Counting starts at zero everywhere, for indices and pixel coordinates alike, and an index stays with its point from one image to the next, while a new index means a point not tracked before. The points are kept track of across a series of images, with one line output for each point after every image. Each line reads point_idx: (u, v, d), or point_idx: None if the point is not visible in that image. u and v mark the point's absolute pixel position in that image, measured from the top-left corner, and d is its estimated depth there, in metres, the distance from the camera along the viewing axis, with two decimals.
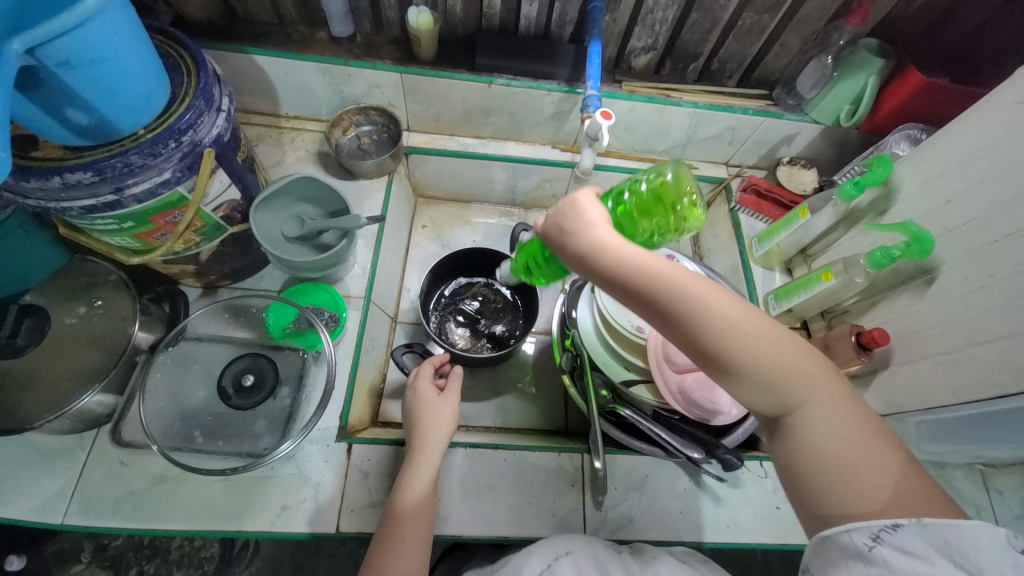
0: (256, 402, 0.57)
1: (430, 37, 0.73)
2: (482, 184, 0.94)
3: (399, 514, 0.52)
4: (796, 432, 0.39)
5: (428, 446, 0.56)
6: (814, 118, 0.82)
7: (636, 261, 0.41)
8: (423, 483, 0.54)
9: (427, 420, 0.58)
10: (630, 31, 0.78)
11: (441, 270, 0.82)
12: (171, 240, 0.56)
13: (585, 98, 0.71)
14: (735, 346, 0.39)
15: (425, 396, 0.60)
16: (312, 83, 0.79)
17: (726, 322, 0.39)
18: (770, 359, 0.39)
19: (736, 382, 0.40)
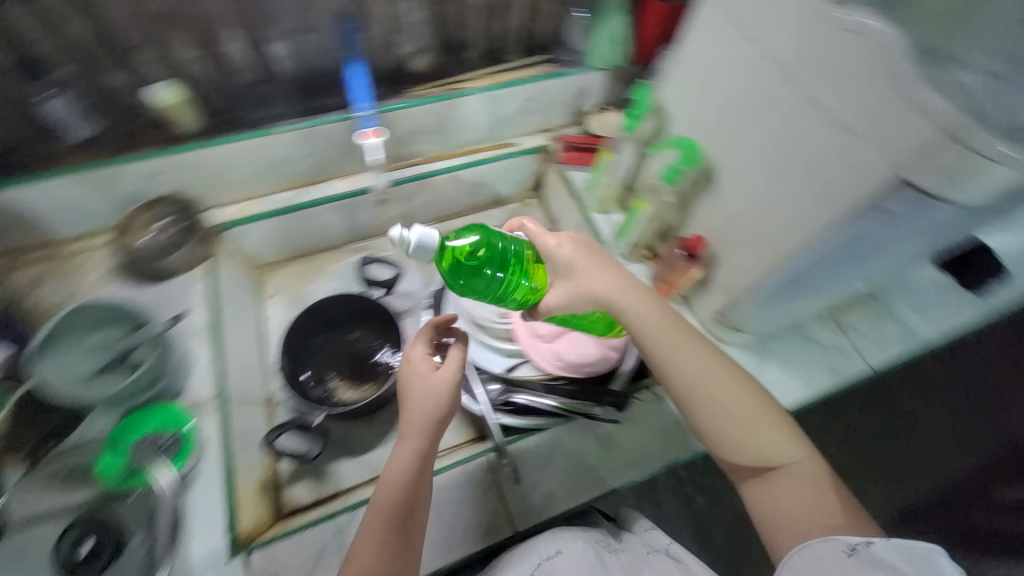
0: (105, 561, 0.56)
1: (185, 111, 0.71)
2: (320, 233, 0.90)
3: (384, 506, 0.52)
4: (774, 479, 0.52)
5: (415, 428, 0.55)
6: (597, 67, 0.86)
7: (648, 317, 0.55)
8: (408, 470, 0.54)
9: (419, 399, 0.56)
10: (393, 40, 0.78)
11: (302, 332, 0.79)
12: None
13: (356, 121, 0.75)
14: (726, 403, 0.53)
15: (417, 371, 0.57)
16: (79, 197, 0.70)
17: (715, 379, 0.54)
18: (751, 413, 0.53)
19: (725, 435, 0.54)
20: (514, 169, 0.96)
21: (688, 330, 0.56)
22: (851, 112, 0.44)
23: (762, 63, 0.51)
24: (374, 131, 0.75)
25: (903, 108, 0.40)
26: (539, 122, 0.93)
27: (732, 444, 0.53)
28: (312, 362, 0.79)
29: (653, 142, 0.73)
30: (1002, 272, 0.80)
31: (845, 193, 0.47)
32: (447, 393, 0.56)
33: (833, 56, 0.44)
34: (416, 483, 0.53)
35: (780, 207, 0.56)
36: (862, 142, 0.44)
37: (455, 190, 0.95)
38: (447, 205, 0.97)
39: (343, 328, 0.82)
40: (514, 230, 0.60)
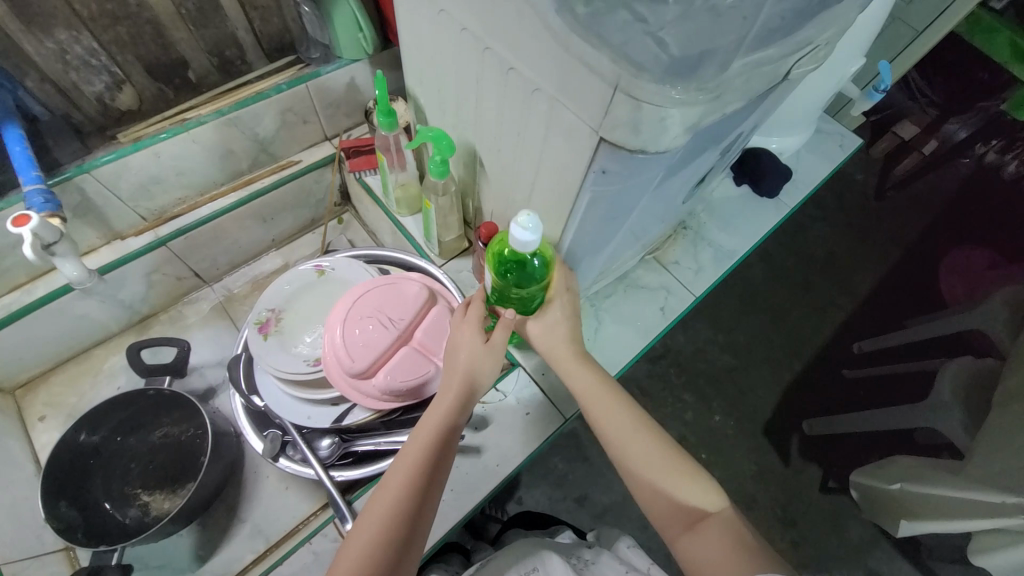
0: None
1: None
2: (81, 327, 0.75)
3: (408, 474, 0.48)
4: (701, 529, 0.46)
5: (450, 397, 0.52)
6: (352, 58, 0.76)
7: (573, 359, 0.56)
8: (439, 441, 0.50)
9: (465, 367, 0.53)
10: (73, 82, 0.63)
11: (61, 467, 0.63)
12: None
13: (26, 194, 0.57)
14: (645, 448, 0.51)
15: (464, 333, 0.55)
16: None
17: (636, 424, 0.53)
18: (670, 461, 0.50)
19: (649, 488, 0.50)
20: (306, 189, 0.85)
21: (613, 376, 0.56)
22: (544, 80, 0.41)
23: (461, 36, 0.47)
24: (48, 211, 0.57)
25: (578, 65, 0.37)
26: (310, 135, 0.83)
27: (655, 497, 0.49)
28: (108, 488, 0.67)
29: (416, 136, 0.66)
30: (788, 173, 0.83)
31: (571, 161, 0.45)
32: (487, 364, 0.53)
33: (503, 18, 0.40)
34: (441, 459, 0.49)
35: (535, 185, 0.53)
36: (563, 104, 0.41)
37: (239, 233, 0.83)
38: (242, 249, 0.86)
39: (121, 434, 0.69)
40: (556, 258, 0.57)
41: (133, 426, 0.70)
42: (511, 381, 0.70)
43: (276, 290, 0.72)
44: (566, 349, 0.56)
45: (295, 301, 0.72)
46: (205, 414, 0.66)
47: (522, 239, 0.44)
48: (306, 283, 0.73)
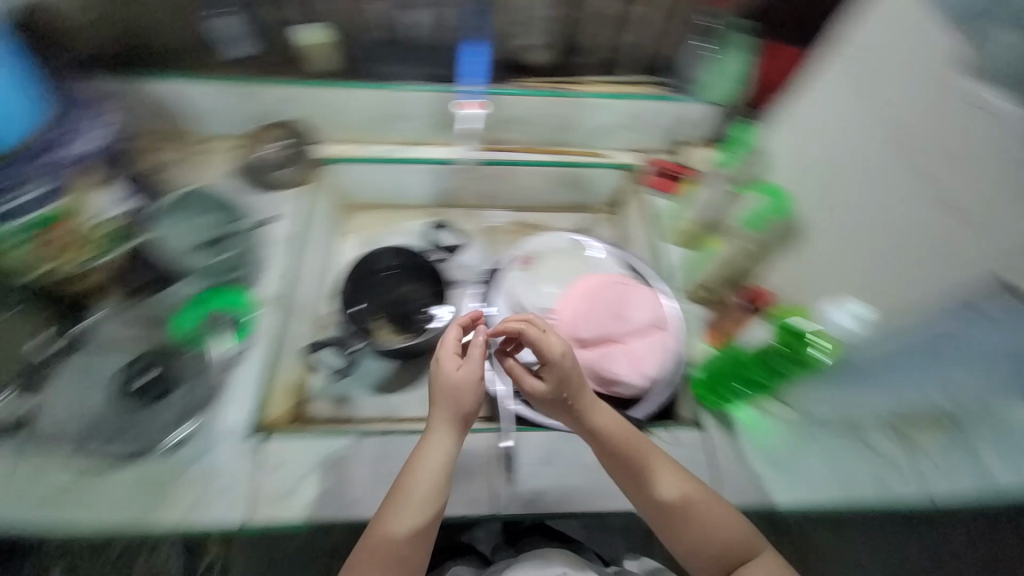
0: (155, 397, 0.62)
1: (324, 53, 0.79)
2: (403, 190, 0.94)
3: (403, 517, 0.54)
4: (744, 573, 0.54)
5: (439, 440, 0.58)
6: (713, 101, 0.85)
7: (574, 410, 0.60)
8: (435, 483, 0.56)
9: (447, 414, 0.58)
10: (518, 32, 0.81)
11: (364, 270, 0.84)
12: (73, 248, 0.62)
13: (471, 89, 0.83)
14: (678, 520, 0.57)
15: (446, 375, 0.58)
16: (221, 106, 0.79)
17: (668, 497, 0.57)
18: (704, 512, 0.56)
19: (684, 551, 0.58)
20: (596, 180, 0.94)
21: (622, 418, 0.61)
22: (965, 186, 0.46)
23: (885, 127, 0.56)
24: (479, 103, 0.84)
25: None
26: (639, 141, 0.90)
27: (699, 561, 0.57)
28: (371, 305, 0.81)
29: (741, 185, 0.77)
30: None
31: (940, 266, 0.48)
32: (463, 413, 0.59)
33: (949, 124, 0.48)
34: (438, 499, 0.56)
35: (867, 275, 0.56)
36: (976, 211, 0.45)
37: (539, 185, 0.94)
38: (525, 198, 0.96)
39: (402, 278, 0.84)
40: (525, 321, 0.59)
41: (412, 276, 0.85)
42: (691, 436, 0.67)
43: (545, 241, 0.84)
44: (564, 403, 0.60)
45: (556, 256, 0.82)
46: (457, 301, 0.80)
47: (844, 317, 0.53)
48: (566, 249, 0.83)
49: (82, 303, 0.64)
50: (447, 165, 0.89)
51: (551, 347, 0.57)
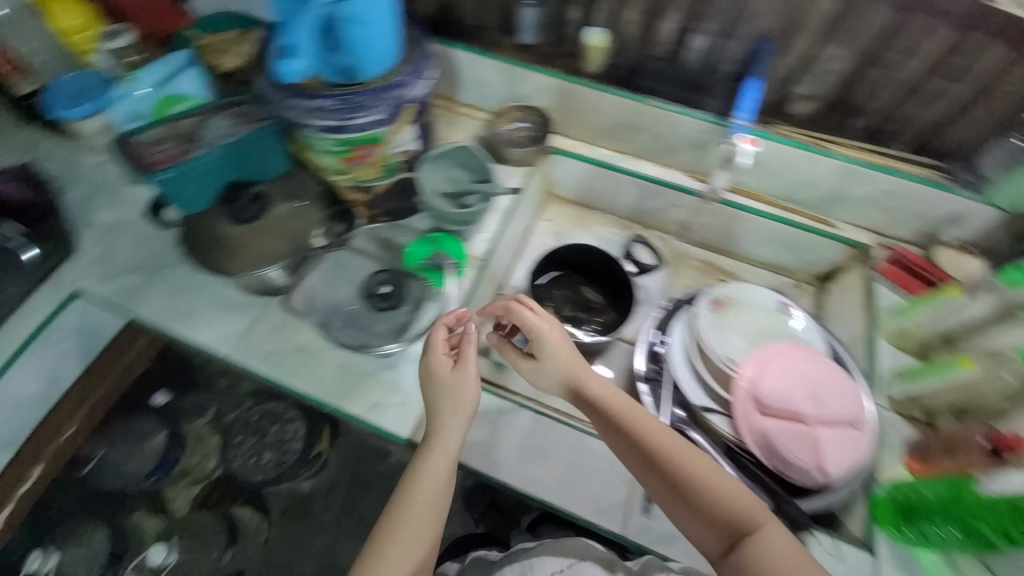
0: (381, 308, 0.72)
1: (599, 55, 0.81)
2: (607, 195, 0.96)
3: (407, 523, 0.59)
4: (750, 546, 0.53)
5: (440, 455, 0.61)
6: (995, 203, 0.74)
7: (571, 380, 0.64)
8: (437, 493, 0.61)
9: (448, 424, 0.62)
10: (794, 77, 0.77)
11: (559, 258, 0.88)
12: (365, 168, 0.70)
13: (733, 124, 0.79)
14: (663, 475, 0.57)
15: (438, 373, 0.64)
16: (490, 79, 0.88)
17: (648, 456, 0.58)
18: (709, 485, 0.56)
19: (676, 512, 0.57)
20: (813, 248, 0.87)
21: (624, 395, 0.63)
22: None
23: None
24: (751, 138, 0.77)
25: None
26: (881, 222, 0.83)
27: (693, 519, 0.56)
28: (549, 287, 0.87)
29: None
30: None
31: None
32: (459, 418, 0.62)
33: None
34: (438, 508, 0.61)
35: None
36: None
37: (751, 234, 0.90)
38: (727, 239, 0.93)
39: (588, 279, 0.89)
40: (513, 299, 0.68)
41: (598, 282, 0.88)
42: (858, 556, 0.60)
43: (743, 290, 0.79)
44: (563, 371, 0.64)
45: (749, 309, 0.77)
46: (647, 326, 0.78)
47: None
48: (766, 308, 0.78)
49: (348, 211, 0.78)
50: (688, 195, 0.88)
51: (530, 320, 0.66)
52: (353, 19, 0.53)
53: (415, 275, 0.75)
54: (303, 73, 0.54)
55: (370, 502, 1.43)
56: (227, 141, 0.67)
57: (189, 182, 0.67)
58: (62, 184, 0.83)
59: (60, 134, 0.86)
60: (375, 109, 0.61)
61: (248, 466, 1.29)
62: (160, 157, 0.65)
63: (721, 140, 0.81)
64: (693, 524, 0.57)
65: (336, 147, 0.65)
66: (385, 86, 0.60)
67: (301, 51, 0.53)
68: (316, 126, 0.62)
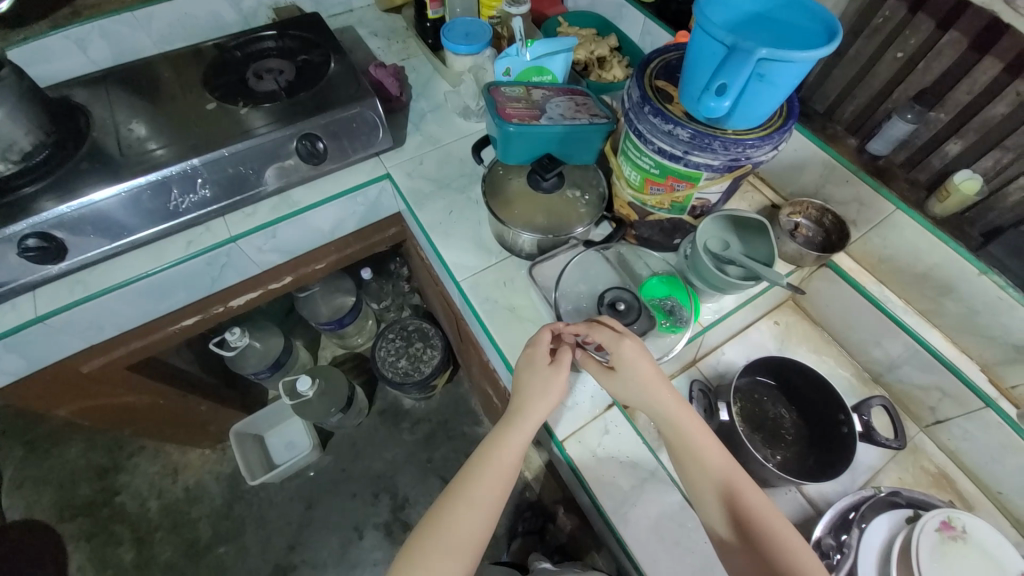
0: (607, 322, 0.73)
1: (958, 201, 0.70)
2: (862, 336, 0.85)
3: (478, 487, 0.63)
4: None
5: (520, 429, 0.66)
6: None
7: (653, 402, 0.63)
8: (508, 463, 0.66)
9: (532, 404, 0.66)
10: None
11: (776, 372, 0.82)
12: (659, 197, 0.72)
13: None
14: (729, 508, 0.58)
15: (535, 361, 0.67)
16: (807, 167, 0.84)
17: (713, 483, 0.59)
18: (776, 544, 0.55)
19: (742, 563, 0.56)
20: None
21: (701, 431, 0.62)
22: None
23: None
24: None
25: None
26: None
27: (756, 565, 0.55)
28: (751, 388, 0.82)
29: None
30: None
31: None
32: (544, 402, 0.67)
33: None
34: (505, 480, 0.65)
35: None
36: None
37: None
38: (991, 466, 0.75)
39: (789, 408, 0.82)
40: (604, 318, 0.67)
41: (802, 418, 0.80)
42: None
43: (986, 532, 0.64)
44: (646, 396, 0.62)
45: (988, 562, 0.62)
46: (839, 503, 0.72)
47: None
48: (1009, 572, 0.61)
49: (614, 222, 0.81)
50: (979, 401, 0.72)
51: (617, 341, 0.63)
52: (763, 77, 0.53)
53: (649, 309, 0.74)
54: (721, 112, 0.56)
55: (447, 449, 1.54)
56: (570, 123, 0.74)
57: (522, 141, 0.75)
58: (415, 95, 1.04)
59: (435, 58, 1.08)
60: (716, 155, 0.62)
61: (387, 361, 1.45)
62: (514, 113, 0.75)
63: None
64: None
65: (651, 167, 0.68)
66: (740, 140, 0.60)
67: (728, 97, 0.54)
68: (653, 144, 0.65)
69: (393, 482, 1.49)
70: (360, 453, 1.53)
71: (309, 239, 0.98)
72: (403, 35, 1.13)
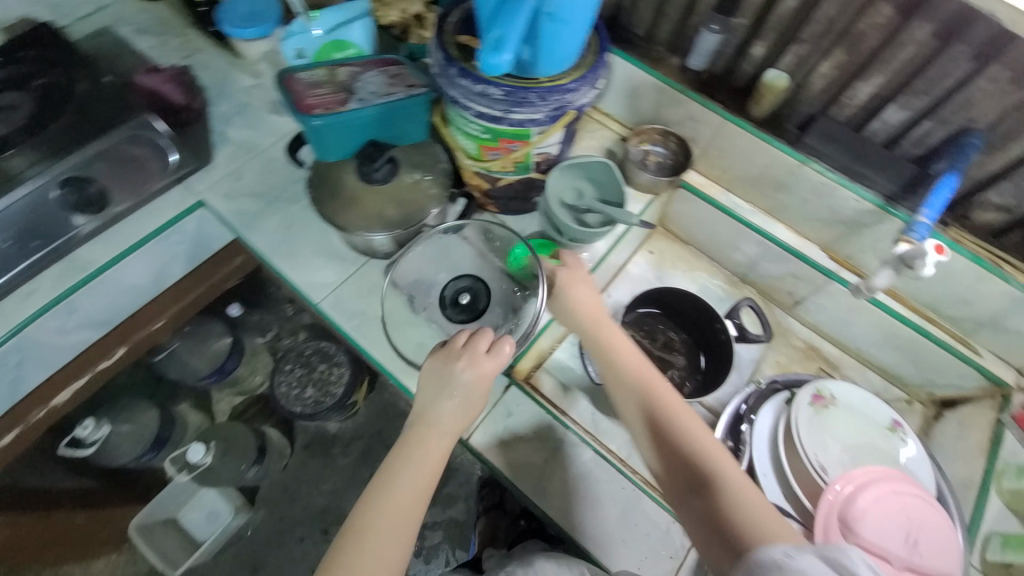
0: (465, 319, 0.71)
1: (773, 99, 0.74)
2: (725, 246, 0.91)
3: (393, 505, 0.56)
4: (706, 490, 0.55)
5: (441, 436, 0.60)
6: None
7: (586, 312, 0.66)
8: (423, 482, 0.58)
9: (445, 407, 0.61)
10: (992, 182, 0.67)
11: (658, 300, 0.85)
12: (499, 161, 0.68)
13: (912, 222, 0.66)
14: (636, 405, 0.61)
15: (453, 351, 0.62)
16: (642, 95, 0.84)
17: (624, 384, 0.62)
18: (680, 428, 0.59)
19: (648, 451, 0.60)
20: (943, 368, 0.78)
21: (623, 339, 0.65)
22: None
23: None
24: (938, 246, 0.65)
25: None
26: None
27: (659, 450, 0.59)
28: (640, 322, 0.85)
29: None
30: None
31: None
32: (471, 408, 0.62)
33: None
34: (421, 501, 0.57)
35: None
36: None
37: (868, 331, 0.82)
38: (843, 330, 0.85)
39: (672, 327, 0.86)
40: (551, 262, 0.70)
41: (686, 336, 0.85)
42: None
43: (852, 392, 0.72)
44: (585, 307, 0.66)
45: (855, 416, 0.71)
46: (734, 405, 0.76)
47: None
48: (874, 420, 0.71)
49: (467, 198, 0.77)
50: (824, 277, 0.81)
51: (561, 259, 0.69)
52: (554, 15, 0.49)
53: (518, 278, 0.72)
54: (506, 68, 0.49)
55: None
56: (384, 99, 0.66)
57: (337, 131, 0.66)
58: (213, 97, 0.87)
59: (225, 50, 0.91)
60: (536, 108, 0.58)
61: (292, 395, 1.31)
62: (316, 101, 0.65)
63: (888, 226, 0.73)
64: (659, 462, 0.59)
65: (480, 133, 0.63)
66: (554, 87, 0.57)
67: (507, 46, 0.48)
68: (471, 109, 0.60)
69: (342, 511, 1.41)
70: (296, 494, 1.42)
71: (126, 299, 0.82)
72: (178, 25, 0.93)
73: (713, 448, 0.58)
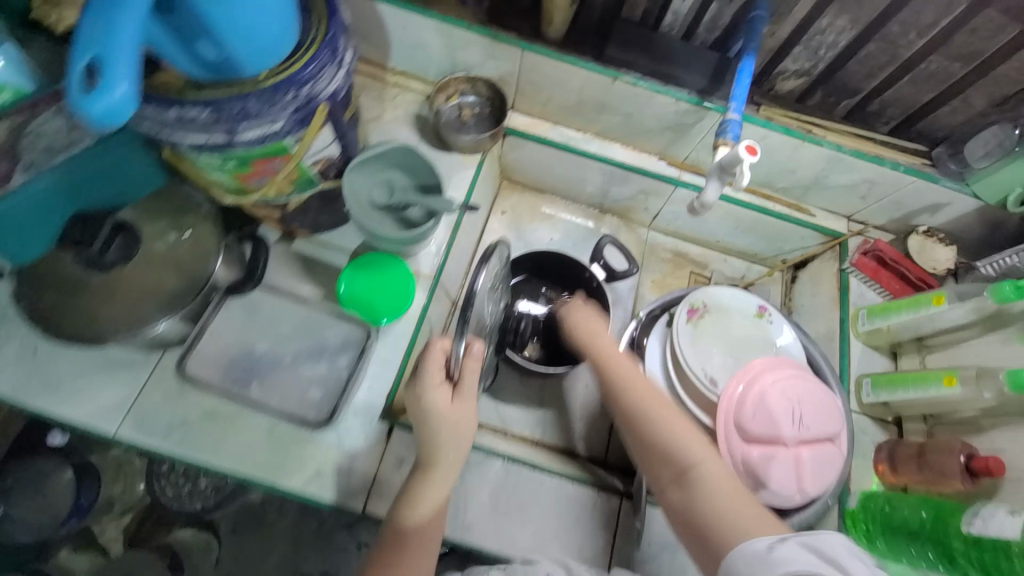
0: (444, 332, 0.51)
1: (562, 16, 0.65)
2: (573, 181, 0.85)
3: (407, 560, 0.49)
4: (682, 478, 0.48)
5: (436, 487, 0.51)
6: (975, 192, 0.69)
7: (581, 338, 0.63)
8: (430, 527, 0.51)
9: (442, 441, 0.52)
10: (786, 50, 0.66)
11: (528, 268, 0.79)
12: (268, 187, 0.53)
13: (724, 121, 0.62)
14: (617, 403, 0.56)
15: (424, 379, 0.52)
16: (428, 44, 0.71)
17: (608, 386, 0.57)
18: (657, 420, 0.52)
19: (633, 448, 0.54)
20: (789, 236, 0.83)
21: (606, 344, 0.60)
22: None
23: None
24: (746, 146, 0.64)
25: None
26: (858, 210, 0.78)
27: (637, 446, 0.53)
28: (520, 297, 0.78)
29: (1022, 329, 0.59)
30: None
31: None
32: (462, 438, 0.52)
33: None
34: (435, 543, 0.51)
35: None
36: None
37: (721, 223, 0.85)
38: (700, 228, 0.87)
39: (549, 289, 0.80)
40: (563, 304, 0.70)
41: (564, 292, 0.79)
42: None
43: (721, 292, 0.74)
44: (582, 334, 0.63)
45: (728, 315, 0.72)
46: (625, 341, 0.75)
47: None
48: (745, 312, 0.73)
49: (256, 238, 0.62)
50: (669, 185, 0.80)
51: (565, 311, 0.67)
52: None
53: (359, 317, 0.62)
54: (133, 106, 0.33)
55: None
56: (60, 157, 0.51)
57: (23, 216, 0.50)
58: None
59: None
60: (265, 116, 0.44)
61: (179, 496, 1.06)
62: None
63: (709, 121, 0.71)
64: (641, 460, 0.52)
65: (222, 162, 0.48)
66: (277, 85, 0.44)
67: (117, 70, 0.32)
68: (186, 141, 0.45)
69: None
70: None
71: None
72: None
73: (696, 441, 0.50)
